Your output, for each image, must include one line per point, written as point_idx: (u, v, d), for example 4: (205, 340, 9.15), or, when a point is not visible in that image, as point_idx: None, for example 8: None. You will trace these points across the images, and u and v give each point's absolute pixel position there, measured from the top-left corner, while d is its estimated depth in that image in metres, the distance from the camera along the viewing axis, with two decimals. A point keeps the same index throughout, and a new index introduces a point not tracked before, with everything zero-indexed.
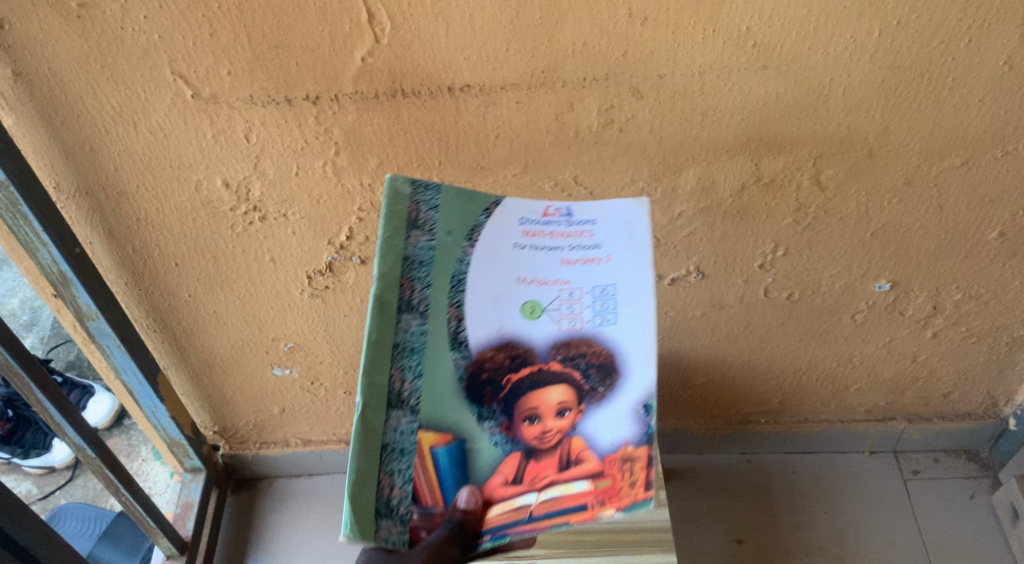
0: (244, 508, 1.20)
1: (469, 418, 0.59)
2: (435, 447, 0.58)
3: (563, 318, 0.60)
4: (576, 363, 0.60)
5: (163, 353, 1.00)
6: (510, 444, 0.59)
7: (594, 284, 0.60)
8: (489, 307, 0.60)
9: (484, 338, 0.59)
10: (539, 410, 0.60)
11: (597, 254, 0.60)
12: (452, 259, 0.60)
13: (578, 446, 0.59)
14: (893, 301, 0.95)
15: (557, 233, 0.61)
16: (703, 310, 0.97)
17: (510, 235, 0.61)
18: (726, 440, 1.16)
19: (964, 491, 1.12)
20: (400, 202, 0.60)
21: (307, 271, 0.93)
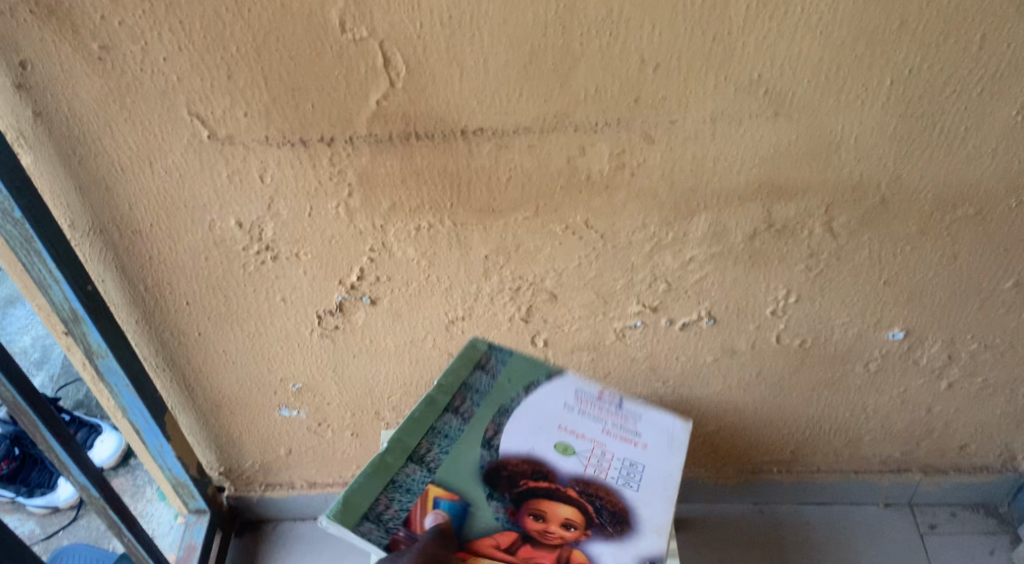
0: (247, 554, 1.15)
1: (478, 491, 0.74)
2: (438, 498, 0.73)
3: (589, 469, 0.76)
4: (592, 500, 0.73)
5: (171, 391, 1.00)
6: (510, 523, 0.71)
7: (622, 457, 0.77)
8: (525, 434, 0.79)
9: (507, 454, 0.77)
10: (546, 515, 0.72)
11: (634, 438, 0.80)
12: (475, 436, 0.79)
13: (579, 558, 0.69)
14: (907, 350, 0.93)
15: (602, 411, 0.82)
16: (715, 356, 0.96)
17: (562, 398, 0.82)
18: (738, 489, 1.13)
19: (983, 548, 1.08)
20: (475, 352, 0.87)
21: (317, 312, 0.93)
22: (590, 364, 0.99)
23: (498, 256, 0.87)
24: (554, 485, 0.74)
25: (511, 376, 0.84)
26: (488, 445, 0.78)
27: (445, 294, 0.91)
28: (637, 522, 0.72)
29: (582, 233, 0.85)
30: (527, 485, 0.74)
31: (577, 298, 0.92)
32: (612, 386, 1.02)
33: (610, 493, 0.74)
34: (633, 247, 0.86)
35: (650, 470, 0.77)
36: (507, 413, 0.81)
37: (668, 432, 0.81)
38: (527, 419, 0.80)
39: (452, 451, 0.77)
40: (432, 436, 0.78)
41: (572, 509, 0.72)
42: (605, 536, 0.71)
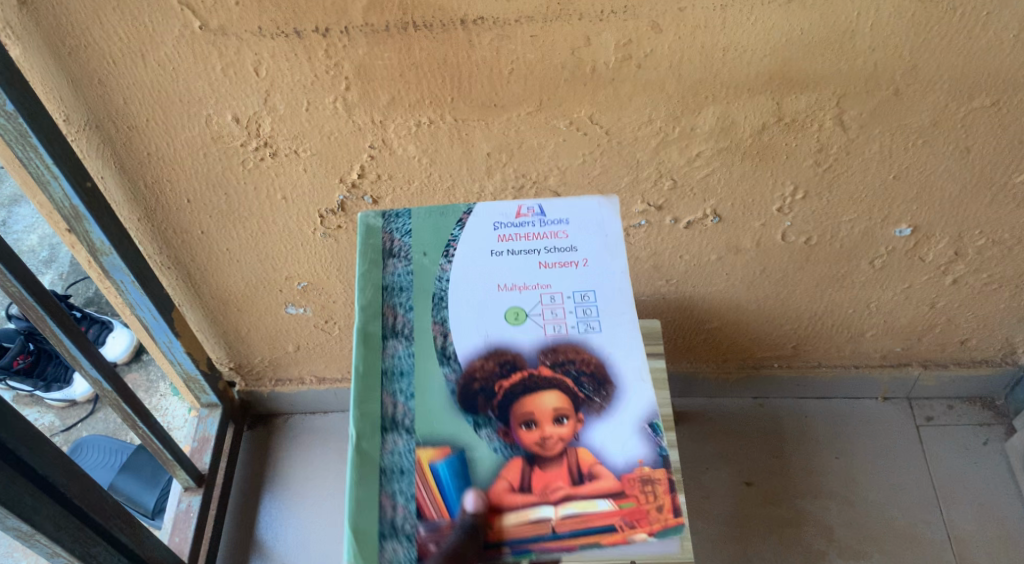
0: (259, 446, 1.18)
1: (467, 428, 0.57)
2: (433, 461, 0.56)
3: (549, 325, 0.61)
4: (565, 369, 0.59)
5: (178, 289, 1.01)
6: (510, 450, 0.56)
7: (574, 289, 0.62)
8: (472, 316, 0.61)
9: (469, 349, 0.60)
10: (535, 415, 0.57)
11: (575, 256, 0.64)
12: (425, 355, 0.60)
13: (587, 458, 0.56)
14: (914, 246, 0.92)
15: (530, 232, 0.65)
16: (719, 254, 0.96)
17: (487, 241, 0.65)
18: (738, 385, 1.15)
19: (977, 438, 1.11)
20: (373, 237, 0.66)
21: (319, 211, 0.92)
22: None
23: (500, 154, 0.86)
24: (525, 370, 0.59)
25: (425, 249, 0.66)
26: (447, 358, 0.60)
27: (447, 194, 0.91)
28: (617, 376, 0.59)
29: (587, 129, 0.83)
30: (507, 389, 0.58)
31: (581, 196, 0.90)
32: None
33: (580, 347, 0.60)
34: (639, 144, 0.84)
35: (607, 290, 0.62)
36: (443, 301, 0.62)
37: (601, 223, 0.65)
38: (471, 278, 0.63)
39: (417, 384, 0.59)
40: (388, 385, 0.59)
41: (558, 393, 0.58)
42: (599, 412, 0.57)
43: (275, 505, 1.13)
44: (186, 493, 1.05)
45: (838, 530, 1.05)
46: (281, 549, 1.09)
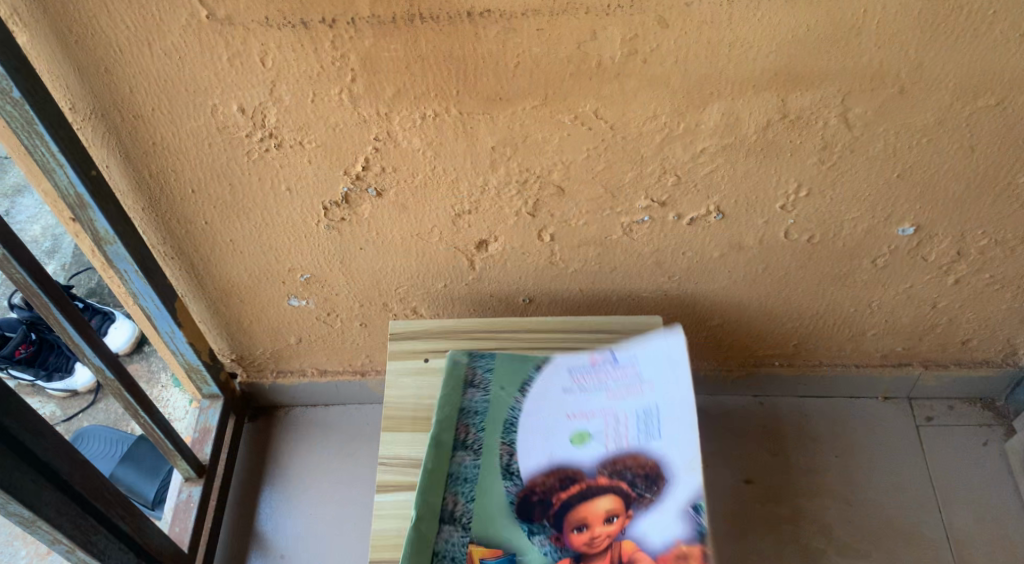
0: (260, 438, 1.18)
1: (521, 535, 0.76)
2: (484, 558, 0.75)
3: (610, 445, 0.82)
4: (622, 474, 0.80)
5: (181, 280, 1.01)
6: (559, 551, 0.75)
7: (640, 410, 0.84)
8: (542, 437, 0.83)
9: (538, 464, 0.81)
10: (589, 519, 0.77)
11: (639, 384, 0.86)
12: (492, 456, 0.82)
13: (629, 547, 0.75)
14: (916, 246, 0.92)
15: (603, 372, 0.88)
16: (722, 251, 0.96)
17: (560, 382, 0.88)
18: (739, 383, 1.15)
19: (977, 439, 1.11)
20: (457, 367, 0.90)
21: (323, 202, 0.92)
22: (596, 259, 0.99)
23: (504, 148, 0.86)
24: (583, 481, 0.80)
25: (499, 382, 0.88)
26: (510, 475, 0.80)
27: (451, 187, 0.91)
28: (669, 474, 0.80)
29: (592, 124, 0.83)
30: (564, 499, 0.79)
31: (584, 191, 0.90)
32: (618, 279, 1.02)
33: (637, 458, 0.81)
34: (644, 139, 0.84)
35: (662, 411, 0.84)
36: (511, 428, 0.84)
37: (669, 355, 0.88)
38: (540, 411, 0.85)
39: (478, 498, 0.79)
40: (454, 486, 0.79)
41: (610, 498, 0.79)
42: (646, 507, 0.78)
43: (275, 496, 1.13)
44: (187, 484, 1.05)
45: (837, 529, 1.05)
46: (281, 540, 1.09)
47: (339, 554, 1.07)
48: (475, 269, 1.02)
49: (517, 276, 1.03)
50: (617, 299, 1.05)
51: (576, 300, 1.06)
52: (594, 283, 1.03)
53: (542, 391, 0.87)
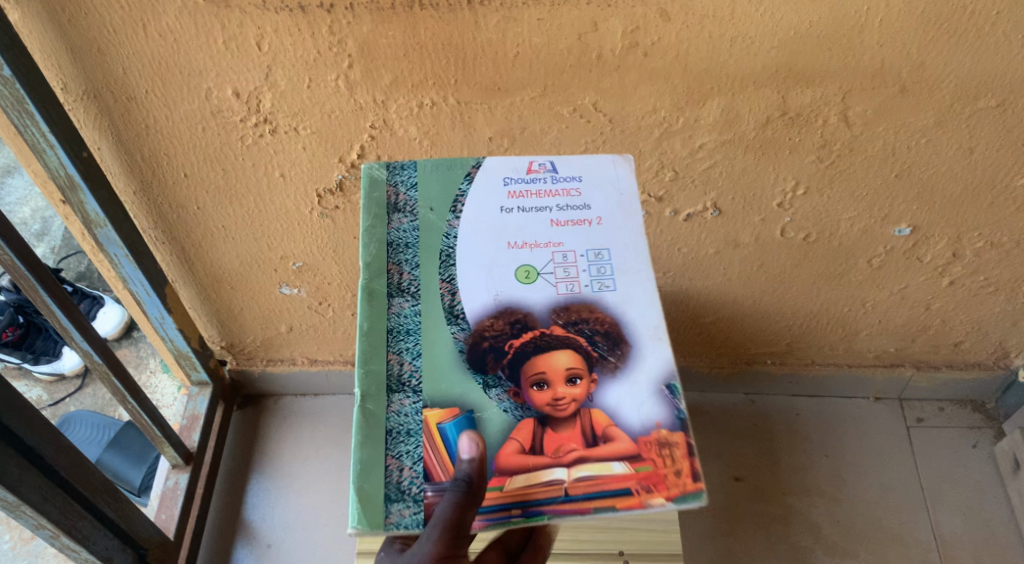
0: (248, 426, 1.17)
1: (475, 388, 0.54)
2: (442, 422, 0.53)
3: (562, 287, 0.57)
4: (579, 329, 0.56)
5: (172, 265, 1.00)
6: (521, 411, 0.53)
7: (588, 248, 0.59)
8: (482, 274, 0.58)
9: (480, 303, 0.57)
10: (547, 375, 0.54)
11: (586, 216, 0.61)
12: (435, 234, 0.60)
13: (601, 420, 0.53)
14: (912, 246, 0.92)
15: (541, 191, 0.61)
16: (717, 248, 0.96)
17: (496, 199, 0.61)
18: (731, 380, 1.15)
19: (967, 441, 1.11)
20: (377, 188, 0.62)
21: (317, 189, 0.91)
22: None
23: (502, 139, 0.85)
24: (533, 329, 0.55)
25: (431, 203, 0.62)
26: (454, 317, 0.56)
27: None
28: (636, 337, 0.56)
29: (590, 116, 0.82)
30: (518, 348, 0.55)
31: None
32: None
33: (596, 307, 0.56)
34: (642, 133, 0.83)
35: (618, 251, 0.59)
36: (449, 260, 0.59)
37: (611, 184, 0.62)
38: (476, 245, 0.59)
39: (425, 350, 0.55)
40: (394, 342, 0.56)
41: (571, 349, 0.55)
42: (612, 371, 0.54)
43: (263, 485, 1.12)
44: (174, 471, 1.04)
45: (826, 528, 1.05)
46: (269, 529, 1.08)
47: (328, 544, 1.07)
48: None
49: None
50: None
51: None
52: None
53: (473, 201, 0.61)
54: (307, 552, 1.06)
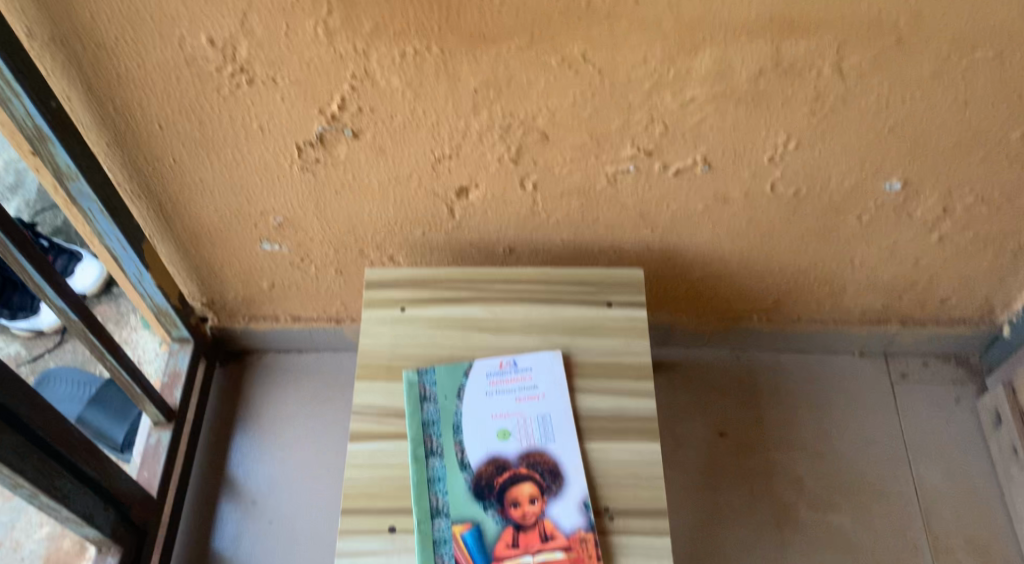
0: (232, 383, 1.16)
1: (478, 510, 0.81)
2: (463, 532, 0.80)
3: (525, 440, 0.85)
4: (535, 467, 0.83)
5: (149, 220, 0.97)
6: (503, 521, 0.80)
7: (537, 415, 0.87)
8: (477, 439, 0.85)
9: (478, 457, 0.84)
10: (518, 499, 0.82)
11: (536, 391, 0.88)
12: (450, 414, 0.87)
13: (549, 526, 0.80)
14: (903, 202, 0.91)
15: (510, 379, 0.89)
16: (706, 203, 0.94)
17: (481, 386, 0.89)
18: (717, 337, 1.15)
19: (950, 396, 1.12)
20: None
21: (296, 142, 0.88)
22: (579, 210, 0.96)
23: (487, 91, 0.82)
24: (508, 470, 0.83)
25: None
26: (464, 465, 0.84)
27: (431, 130, 0.87)
28: (566, 471, 0.83)
29: (578, 67, 0.80)
30: (500, 483, 0.82)
31: (569, 138, 0.87)
32: (600, 232, 0.99)
33: (546, 453, 0.84)
34: (632, 85, 0.81)
35: (560, 416, 0.87)
36: (459, 429, 0.86)
37: (551, 369, 0.90)
38: (474, 421, 0.86)
39: (449, 487, 0.82)
40: (431, 488, 0.82)
41: (530, 484, 0.82)
42: (555, 495, 0.82)
43: (247, 442, 1.11)
44: (156, 428, 1.03)
45: (809, 482, 1.06)
46: (253, 485, 1.08)
47: (313, 499, 1.07)
48: (455, 217, 0.98)
49: (497, 226, 0.99)
50: (598, 251, 1.02)
51: (557, 251, 1.03)
52: (576, 235, 1.00)
53: (468, 391, 0.88)
54: (292, 508, 1.06)
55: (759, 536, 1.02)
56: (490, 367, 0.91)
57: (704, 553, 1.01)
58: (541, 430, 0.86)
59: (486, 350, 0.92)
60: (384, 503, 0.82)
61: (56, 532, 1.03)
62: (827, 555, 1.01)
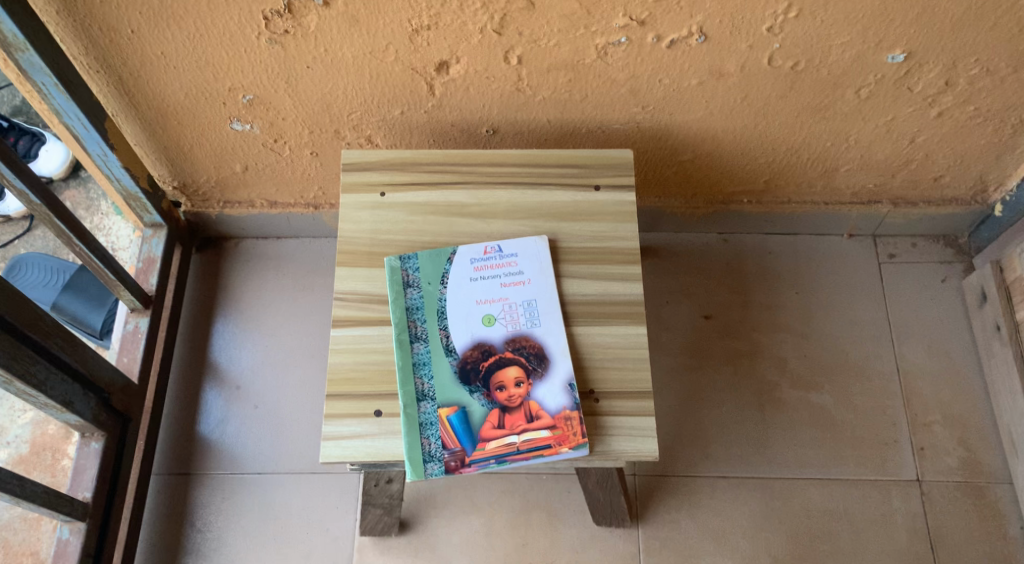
0: (210, 270, 1.14)
1: (464, 393, 0.80)
2: (449, 414, 0.79)
3: (511, 325, 0.83)
4: (521, 352, 0.82)
5: (111, 97, 0.90)
6: (489, 403, 0.80)
7: (523, 300, 0.85)
8: (463, 324, 0.84)
9: (463, 342, 0.83)
10: (503, 382, 0.81)
11: (522, 277, 0.86)
12: (434, 300, 0.85)
13: (534, 407, 0.80)
14: (904, 75, 0.87)
15: (494, 264, 0.87)
16: (700, 79, 0.88)
17: (466, 272, 0.86)
18: (705, 221, 1.13)
19: (937, 275, 1.12)
20: None
21: (262, 11, 0.79)
22: (567, 86, 0.90)
23: None
24: (493, 355, 0.82)
25: None
26: (450, 350, 0.82)
27: None
28: (552, 354, 0.82)
29: None
30: (486, 367, 0.81)
31: (556, 7, 0.79)
32: (589, 111, 0.94)
33: (531, 337, 0.83)
34: None
35: (546, 301, 0.84)
36: (444, 314, 0.84)
37: (536, 255, 0.87)
38: (459, 307, 0.84)
39: (435, 372, 0.81)
40: (416, 372, 0.81)
41: (515, 367, 0.81)
42: (540, 378, 0.81)
43: (228, 328, 1.10)
44: (133, 315, 1.02)
45: (792, 363, 1.07)
46: (237, 371, 1.07)
47: (297, 383, 1.07)
48: (435, 95, 0.91)
49: (479, 105, 0.93)
50: (586, 132, 0.97)
51: (544, 132, 0.97)
52: (563, 113, 0.94)
53: (452, 278, 0.86)
54: (277, 392, 1.06)
55: (742, 415, 1.04)
56: (474, 254, 0.87)
57: (687, 431, 1.04)
58: (526, 315, 0.84)
59: (469, 236, 0.89)
60: (368, 389, 0.81)
61: (40, 418, 1.04)
62: (808, 431, 1.03)
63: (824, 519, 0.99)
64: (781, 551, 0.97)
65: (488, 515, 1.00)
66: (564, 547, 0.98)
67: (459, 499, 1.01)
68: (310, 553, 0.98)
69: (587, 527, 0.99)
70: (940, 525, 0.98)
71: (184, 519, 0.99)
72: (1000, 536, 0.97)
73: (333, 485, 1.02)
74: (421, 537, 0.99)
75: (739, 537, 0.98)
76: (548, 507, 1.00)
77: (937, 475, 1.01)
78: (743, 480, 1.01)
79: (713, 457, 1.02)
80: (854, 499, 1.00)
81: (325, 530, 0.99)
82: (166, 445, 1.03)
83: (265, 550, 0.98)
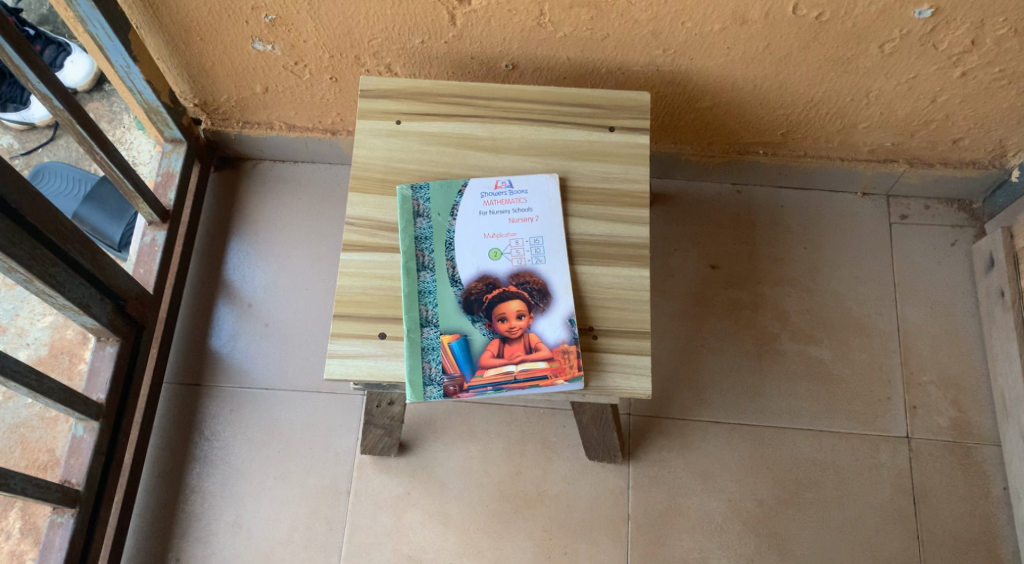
0: (228, 188, 1.16)
1: (466, 322, 0.80)
2: (451, 341, 0.79)
3: (516, 260, 0.83)
4: (525, 286, 0.81)
5: (135, 9, 0.92)
6: (490, 333, 0.79)
7: (530, 236, 0.83)
8: (469, 256, 0.83)
9: (468, 274, 0.82)
10: (505, 313, 0.80)
11: (530, 214, 0.84)
12: (442, 230, 0.84)
13: (533, 339, 0.79)
14: (930, 32, 0.85)
15: (504, 200, 0.85)
16: (723, 24, 0.87)
17: (475, 205, 0.85)
18: (720, 170, 1.13)
19: (947, 239, 1.11)
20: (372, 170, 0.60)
21: None
22: (589, 24, 0.89)
23: None
24: (497, 287, 0.81)
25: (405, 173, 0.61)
26: (454, 280, 0.82)
27: None
28: (554, 291, 0.81)
29: None
30: (489, 299, 0.81)
31: None
32: (609, 51, 0.93)
33: (535, 273, 0.82)
34: None
35: (552, 238, 0.83)
36: (451, 245, 0.83)
37: (547, 193, 0.85)
38: (466, 240, 0.83)
39: (439, 299, 0.81)
40: (419, 298, 0.81)
41: (518, 300, 0.81)
42: (542, 312, 0.80)
43: (242, 247, 1.13)
44: (151, 228, 1.05)
45: (794, 316, 1.08)
46: (249, 289, 1.10)
47: (305, 305, 1.10)
48: (457, 25, 0.91)
49: (500, 38, 0.92)
50: (606, 73, 0.97)
51: (563, 70, 0.97)
52: (582, 51, 0.94)
53: (463, 211, 0.85)
54: (285, 312, 1.09)
55: (739, 365, 1.06)
56: (485, 187, 0.86)
57: (684, 377, 1.05)
58: (532, 251, 0.83)
59: (480, 170, 0.87)
60: (377, 310, 0.81)
61: (58, 323, 1.08)
62: (804, 384, 1.05)
63: (811, 468, 1.01)
64: (765, 495, 1.00)
65: (484, 443, 1.03)
66: (555, 477, 1.01)
67: (457, 426, 1.04)
68: (312, 464, 1.02)
69: (579, 461, 1.02)
70: (924, 481, 1.00)
71: (192, 427, 1.04)
72: (982, 495, 0.99)
73: (336, 404, 1.05)
74: (419, 459, 1.02)
75: (727, 480, 1.01)
76: (543, 439, 1.03)
77: (927, 434, 1.02)
78: (735, 427, 1.03)
79: (707, 403, 1.04)
80: (842, 452, 1.01)
81: (327, 445, 1.03)
82: (177, 355, 1.07)
83: (268, 461, 1.02)
